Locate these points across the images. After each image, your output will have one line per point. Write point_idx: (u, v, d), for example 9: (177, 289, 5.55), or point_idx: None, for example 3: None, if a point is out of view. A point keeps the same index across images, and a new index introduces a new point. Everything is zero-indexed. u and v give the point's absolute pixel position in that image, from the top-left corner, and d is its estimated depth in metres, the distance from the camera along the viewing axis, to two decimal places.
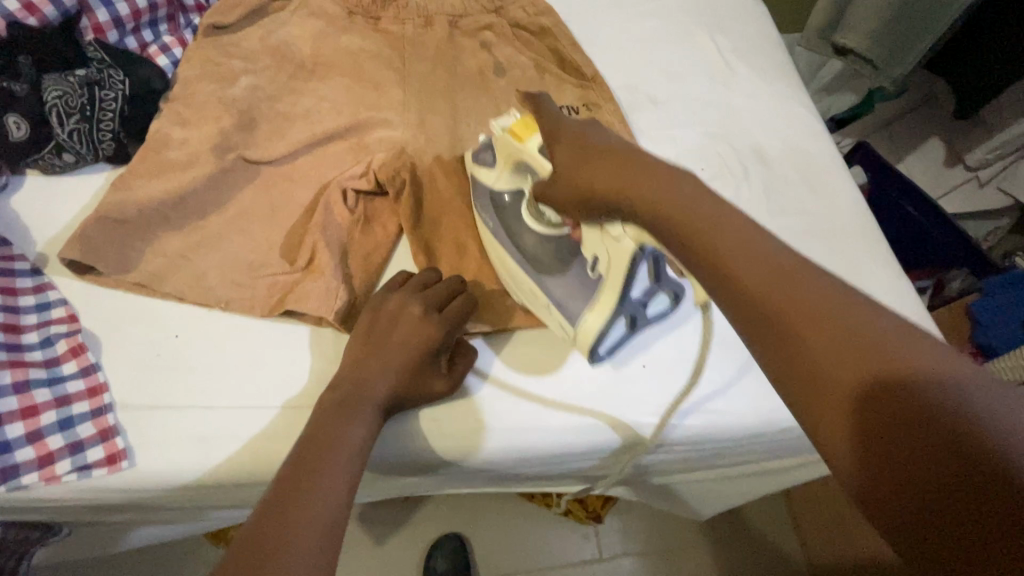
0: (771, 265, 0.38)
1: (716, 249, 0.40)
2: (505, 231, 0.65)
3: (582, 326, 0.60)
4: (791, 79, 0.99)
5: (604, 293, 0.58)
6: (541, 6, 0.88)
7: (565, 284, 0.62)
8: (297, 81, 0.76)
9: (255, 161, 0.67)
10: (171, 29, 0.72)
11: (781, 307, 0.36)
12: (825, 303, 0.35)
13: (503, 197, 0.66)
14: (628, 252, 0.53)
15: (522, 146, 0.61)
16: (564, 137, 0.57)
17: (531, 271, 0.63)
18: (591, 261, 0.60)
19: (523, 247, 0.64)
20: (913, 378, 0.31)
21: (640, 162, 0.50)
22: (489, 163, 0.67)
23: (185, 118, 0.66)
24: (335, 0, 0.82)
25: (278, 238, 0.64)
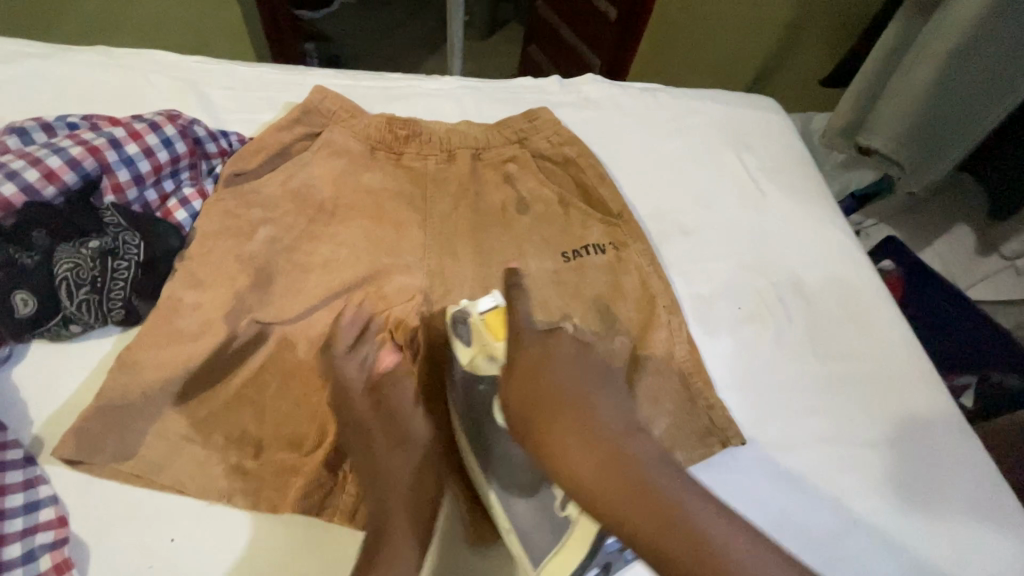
0: (653, 500, 0.50)
1: (652, 515, 0.49)
2: (483, 438, 0.60)
3: (549, 568, 0.54)
4: (822, 196, 0.96)
5: (572, 545, 0.53)
6: (565, 135, 0.87)
7: (531, 512, 0.57)
8: (317, 225, 0.74)
9: (269, 322, 0.64)
10: (192, 178, 0.71)
11: (674, 554, 0.48)
12: (693, 536, 0.48)
13: (478, 384, 0.62)
14: (591, 532, 0.53)
15: (496, 344, 0.61)
16: (519, 372, 0.59)
17: (499, 493, 0.58)
18: (561, 499, 0.56)
19: (489, 463, 0.59)
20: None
21: (591, 407, 0.57)
22: (465, 340, 0.63)
23: (199, 279, 0.63)
24: (358, 138, 0.81)
25: (289, 411, 0.60)
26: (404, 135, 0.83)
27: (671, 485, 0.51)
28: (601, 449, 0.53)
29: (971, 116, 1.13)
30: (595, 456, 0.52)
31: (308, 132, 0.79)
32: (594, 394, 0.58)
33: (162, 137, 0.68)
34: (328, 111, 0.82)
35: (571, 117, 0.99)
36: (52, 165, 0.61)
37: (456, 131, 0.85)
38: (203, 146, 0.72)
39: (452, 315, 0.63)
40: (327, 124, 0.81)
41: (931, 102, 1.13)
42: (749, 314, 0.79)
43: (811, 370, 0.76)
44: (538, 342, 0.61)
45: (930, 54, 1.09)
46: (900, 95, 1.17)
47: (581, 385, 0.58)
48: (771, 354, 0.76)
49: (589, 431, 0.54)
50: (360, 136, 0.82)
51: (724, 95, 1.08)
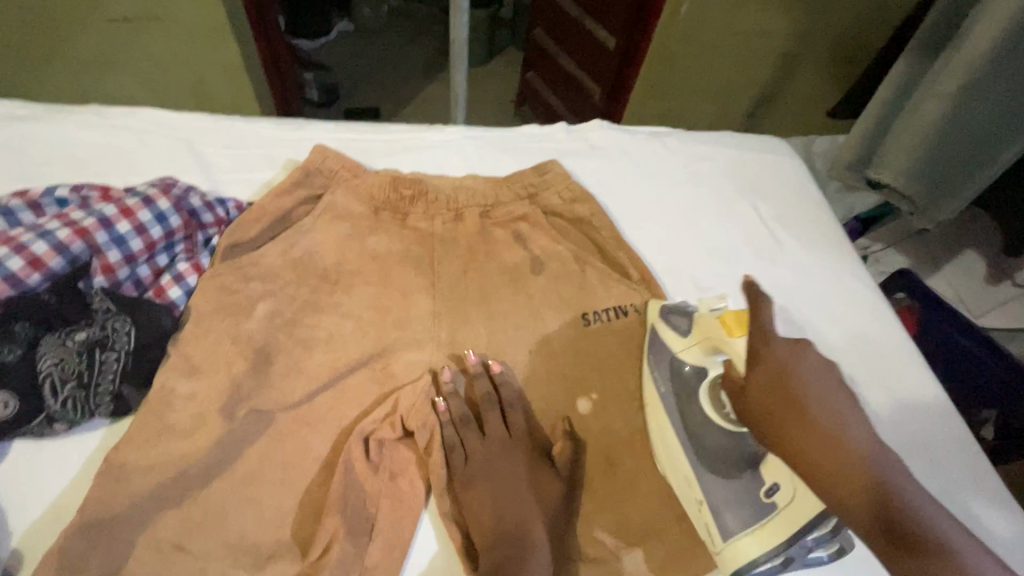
0: (828, 425, 0.49)
1: (784, 410, 0.51)
2: (677, 408, 0.64)
3: (735, 545, 0.56)
4: (840, 244, 0.93)
5: (777, 527, 0.54)
6: (576, 190, 0.84)
7: (723, 489, 0.58)
8: (320, 295, 0.70)
9: (268, 410, 0.60)
10: (187, 250, 0.68)
11: (841, 475, 0.47)
12: (861, 463, 0.47)
13: (683, 365, 0.66)
14: (812, 511, 0.52)
15: (727, 338, 0.60)
16: (763, 376, 0.54)
17: (699, 467, 0.60)
18: (766, 486, 0.56)
19: (693, 433, 0.62)
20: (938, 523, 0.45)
21: (810, 399, 0.51)
22: (682, 329, 0.67)
23: (193, 365, 0.59)
24: (361, 199, 0.78)
25: (291, 511, 0.56)
26: (409, 195, 0.79)
27: (873, 449, 0.48)
28: (814, 412, 0.50)
29: (984, 152, 1.10)
30: (820, 447, 0.49)
31: (310, 196, 0.76)
32: (824, 384, 0.52)
33: (155, 212, 0.65)
34: (330, 172, 0.78)
35: (580, 167, 0.95)
36: (38, 251, 0.58)
37: (464, 189, 0.82)
38: (199, 217, 0.69)
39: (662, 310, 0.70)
40: (329, 185, 0.78)
41: (942, 138, 1.10)
42: None
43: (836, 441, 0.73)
44: (788, 354, 0.54)
45: (936, 96, 1.07)
46: (910, 132, 1.14)
47: (816, 390, 0.52)
48: None
49: (809, 415, 0.50)
50: (363, 198, 0.78)
51: (734, 139, 1.06)
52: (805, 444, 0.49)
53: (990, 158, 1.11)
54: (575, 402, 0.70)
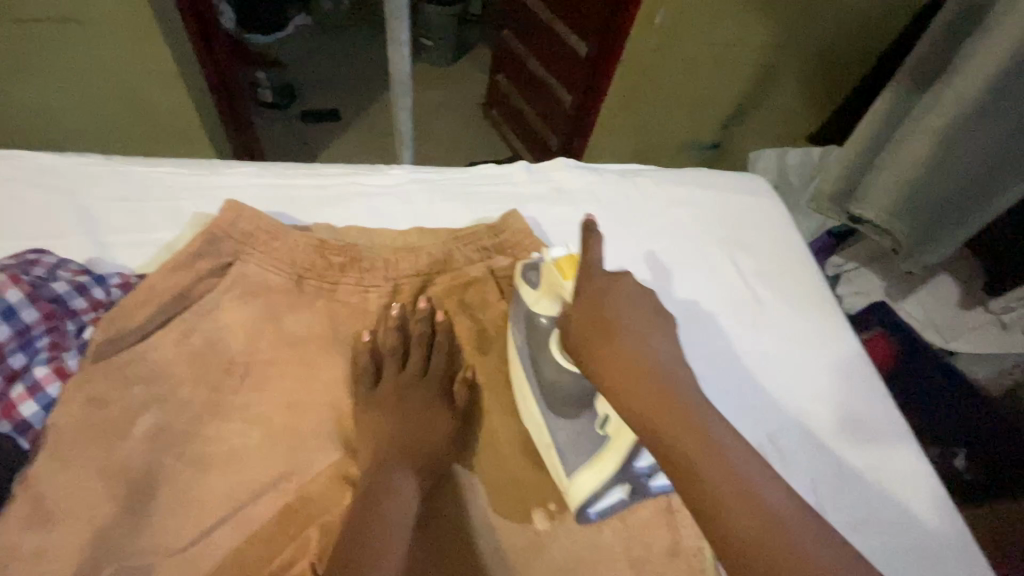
0: (638, 348, 0.50)
1: (597, 334, 0.52)
2: (530, 351, 0.62)
3: (578, 479, 0.56)
4: (825, 302, 0.85)
5: (607, 455, 0.55)
6: (535, 252, 0.74)
7: (570, 428, 0.59)
8: (225, 395, 0.58)
9: (149, 560, 0.49)
10: (52, 347, 0.55)
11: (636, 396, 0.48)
12: (656, 383, 0.48)
13: (541, 318, 0.62)
14: (630, 436, 0.53)
15: (564, 282, 0.57)
16: (581, 304, 0.54)
17: (549, 410, 0.60)
18: (601, 418, 0.57)
19: (542, 377, 0.60)
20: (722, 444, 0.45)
21: (670, 379, 0.48)
22: (534, 282, 0.63)
23: (47, 512, 0.47)
24: (281, 267, 0.66)
25: None
26: (339, 263, 0.68)
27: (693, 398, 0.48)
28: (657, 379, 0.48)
29: (970, 193, 1.03)
30: (621, 355, 0.50)
31: (216, 266, 0.64)
32: (645, 342, 0.51)
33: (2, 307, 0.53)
34: (243, 234, 0.66)
35: (542, 216, 0.86)
36: None
37: (405, 252, 0.70)
38: (66, 304, 0.56)
39: (522, 267, 0.65)
40: (241, 251, 0.66)
41: (924, 177, 1.03)
42: None
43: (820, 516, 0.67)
44: (607, 285, 0.55)
45: (923, 130, 0.99)
46: (891, 167, 1.06)
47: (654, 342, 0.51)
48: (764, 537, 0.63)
49: (651, 371, 0.49)
50: (283, 266, 0.67)
51: (712, 179, 0.97)
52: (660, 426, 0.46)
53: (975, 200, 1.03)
54: (532, 516, 0.60)
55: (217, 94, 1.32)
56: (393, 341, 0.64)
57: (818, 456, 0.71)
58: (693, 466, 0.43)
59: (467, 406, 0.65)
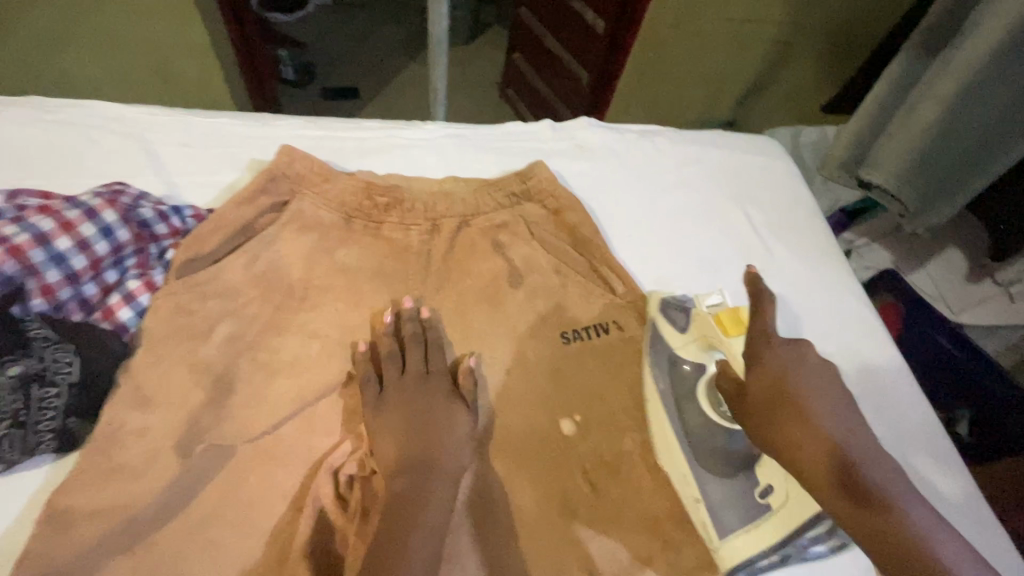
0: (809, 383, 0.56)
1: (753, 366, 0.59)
2: (654, 334, 0.70)
3: (733, 542, 0.59)
4: (831, 254, 0.90)
5: (771, 526, 0.59)
6: (560, 198, 0.80)
7: (697, 413, 0.65)
8: (286, 313, 0.65)
9: (230, 444, 0.56)
10: (139, 265, 0.62)
11: (795, 414, 0.54)
12: (810, 413, 0.54)
13: (683, 364, 0.67)
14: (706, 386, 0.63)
15: (727, 340, 0.63)
16: (763, 378, 0.57)
17: (700, 470, 0.63)
18: (761, 487, 0.61)
19: (660, 357, 0.69)
20: (876, 472, 0.51)
21: (805, 395, 0.55)
22: (679, 325, 0.69)
23: (146, 397, 0.55)
24: (332, 206, 0.73)
25: (258, 551, 0.53)
26: (384, 204, 0.74)
27: (850, 423, 0.54)
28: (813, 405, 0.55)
29: (977, 154, 1.07)
30: (774, 378, 0.57)
31: (275, 203, 0.71)
32: (834, 417, 0.54)
33: (100, 226, 0.59)
34: (298, 176, 0.73)
35: (567, 168, 0.91)
36: None
37: (443, 197, 0.77)
38: (151, 228, 0.63)
39: (664, 301, 0.71)
40: (297, 190, 0.72)
41: (934, 141, 1.07)
42: None
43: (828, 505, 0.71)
44: (784, 365, 0.58)
45: (934, 96, 1.03)
46: (903, 131, 1.10)
47: (820, 384, 0.56)
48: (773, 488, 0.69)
49: (796, 396, 0.55)
50: (334, 205, 0.73)
51: (727, 139, 1.02)
52: (797, 435, 0.53)
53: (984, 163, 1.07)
54: (559, 423, 0.68)
55: (248, 69, 1.39)
56: (409, 332, 0.67)
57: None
58: (845, 476, 0.50)
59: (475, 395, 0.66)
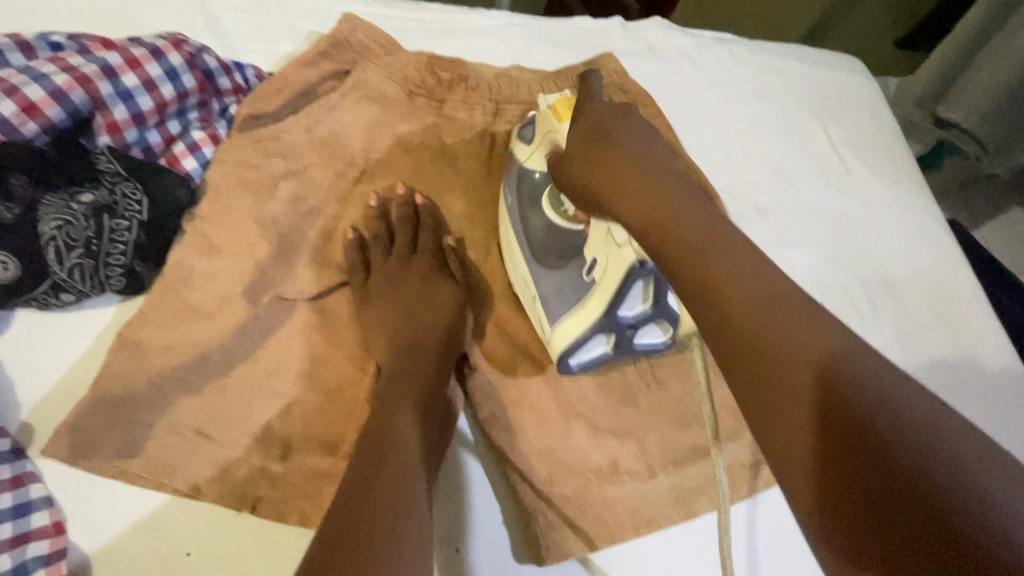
0: (727, 260, 0.40)
1: (659, 217, 0.46)
2: (518, 211, 0.60)
3: (561, 327, 0.54)
4: (911, 177, 0.85)
5: (592, 298, 0.52)
6: (631, 91, 0.75)
7: (555, 281, 0.56)
8: (347, 183, 0.64)
9: (294, 298, 0.55)
10: (202, 118, 0.60)
11: (726, 289, 0.39)
12: (737, 286, 0.38)
13: (535, 174, 0.61)
14: (625, 265, 0.49)
15: (558, 124, 0.58)
16: (581, 130, 0.55)
17: (534, 257, 0.58)
18: (588, 264, 0.54)
19: (532, 237, 0.58)
20: (864, 391, 0.31)
21: (722, 246, 0.41)
22: (528, 139, 0.62)
23: (212, 244, 0.54)
24: (394, 79, 0.69)
25: (321, 405, 0.52)
26: (447, 80, 0.70)
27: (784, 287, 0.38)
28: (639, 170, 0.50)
29: None
30: (644, 204, 0.47)
31: (337, 70, 0.67)
32: (646, 150, 0.53)
33: (166, 68, 0.57)
34: (360, 46, 0.68)
35: (635, 70, 0.85)
36: (33, 97, 0.50)
37: (508, 79, 0.72)
38: (215, 81, 0.61)
39: (519, 129, 0.64)
40: (359, 61, 0.68)
41: None
42: (834, 311, 0.71)
43: None
44: (613, 118, 0.56)
45: None
46: (997, 66, 1.05)
47: (635, 146, 0.53)
48: None
49: (637, 178, 0.50)
50: (396, 77, 0.69)
51: (804, 52, 0.94)
52: (733, 265, 0.39)
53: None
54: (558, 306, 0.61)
55: None
56: (400, 218, 0.63)
57: None
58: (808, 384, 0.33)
59: (467, 277, 0.62)
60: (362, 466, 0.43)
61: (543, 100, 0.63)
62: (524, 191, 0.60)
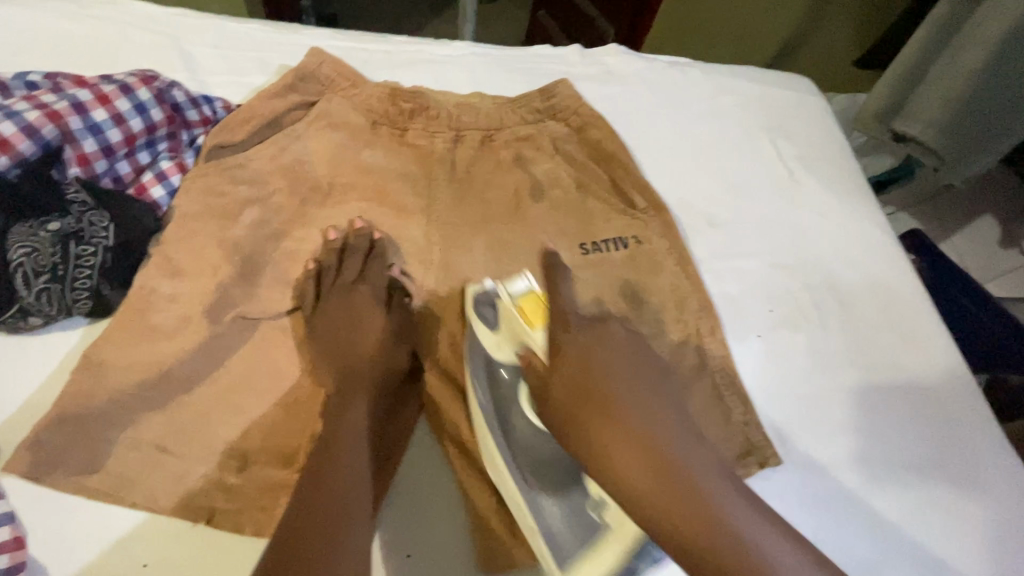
0: (610, 388, 0.52)
1: (584, 392, 0.52)
2: (497, 421, 0.55)
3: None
4: (860, 189, 0.89)
5: (607, 547, 0.48)
6: (586, 114, 0.79)
7: (563, 518, 0.51)
8: (312, 208, 0.67)
9: (256, 317, 0.58)
10: (171, 148, 0.64)
11: (621, 453, 0.48)
12: (617, 426, 0.49)
13: (500, 368, 0.58)
14: (632, 537, 0.47)
15: (531, 332, 0.56)
16: (572, 367, 0.53)
17: (532, 485, 0.52)
18: (595, 499, 0.51)
19: (512, 441, 0.55)
20: (692, 500, 0.45)
21: (605, 380, 0.52)
22: (490, 320, 0.59)
23: (176, 267, 0.56)
24: (358, 109, 0.73)
25: (279, 419, 0.54)
26: (409, 109, 0.74)
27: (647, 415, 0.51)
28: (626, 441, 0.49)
29: (1007, 113, 1.07)
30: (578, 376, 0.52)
31: (303, 101, 0.71)
32: (615, 366, 0.54)
33: (135, 102, 0.60)
34: (326, 78, 0.72)
35: (594, 95, 0.89)
36: (5, 133, 0.54)
37: (467, 107, 0.76)
38: (183, 113, 0.64)
39: (475, 297, 0.60)
40: (325, 92, 0.72)
41: (977, 90, 1.06)
42: (783, 318, 0.74)
43: (833, 432, 0.68)
44: (583, 347, 0.54)
45: (979, 41, 1.02)
46: (946, 81, 1.08)
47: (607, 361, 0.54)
48: (795, 388, 0.70)
49: (610, 402, 0.51)
50: (360, 107, 0.73)
51: (757, 74, 0.99)
52: (605, 427, 0.49)
53: (1008, 133, 1.10)
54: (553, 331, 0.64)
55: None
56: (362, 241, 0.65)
57: (853, 385, 0.71)
58: (675, 508, 0.45)
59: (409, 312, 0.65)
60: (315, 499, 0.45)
61: (504, 285, 0.59)
62: (497, 396, 0.56)
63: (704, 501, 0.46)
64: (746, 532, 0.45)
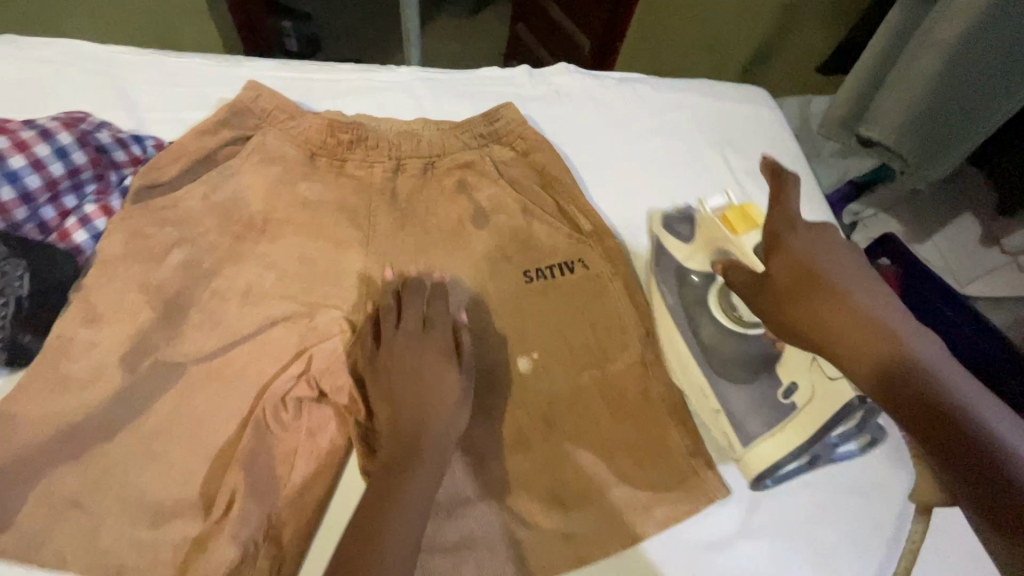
0: (824, 263, 0.50)
1: (797, 279, 0.50)
2: (683, 313, 0.70)
3: (760, 448, 0.61)
4: (811, 201, 0.88)
5: (795, 426, 0.59)
6: (529, 139, 0.78)
7: (742, 399, 0.64)
8: (244, 244, 0.66)
9: (178, 361, 0.56)
10: (98, 190, 0.63)
11: (833, 313, 0.48)
12: (809, 291, 0.49)
13: (691, 275, 0.71)
14: (845, 401, 0.55)
15: (734, 237, 0.62)
16: (781, 259, 0.52)
17: (712, 370, 0.66)
18: (784, 388, 0.62)
19: (699, 338, 0.68)
20: (883, 355, 0.45)
21: (828, 270, 0.50)
22: (684, 236, 0.72)
23: (95, 313, 0.55)
24: (295, 142, 0.72)
25: (198, 468, 0.53)
26: (347, 140, 0.73)
27: (867, 294, 0.49)
28: (914, 368, 0.44)
29: (968, 114, 1.05)
30: (792, 258, 0.51)
31: (238, 136, 0.70)
32: (838, 258, 0.51)
33: (55, 147, 0.61)
34: (263, 112, 0.72)
35: (543, 115, 0.89)
36: None
37: (408, 137, 0.76)
38: (109, 154, 0.64)
39: (665, 219, 0.74)
40: (261, 126, 0.72)
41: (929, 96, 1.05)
42: None
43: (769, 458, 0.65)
44: (807, 241, 0.52)
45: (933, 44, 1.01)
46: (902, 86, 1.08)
47: (841, 267, 0.50)
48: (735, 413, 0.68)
49: (841, 299, 0.48)
50: (298, 140, 0.72)
51: (711, 87, 0.99)
52: (795, 295, 0.50)
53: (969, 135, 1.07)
54: (513, 361, 0.65)
55: None
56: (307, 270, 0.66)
57: None
58: (862, 357, 0.46)
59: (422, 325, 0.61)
60: (356, 521, 0.50)
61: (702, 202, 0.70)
62: (684, 294, 0.71)
63: (894, 346, 0.45)
64: (952, 393, 0.42)
